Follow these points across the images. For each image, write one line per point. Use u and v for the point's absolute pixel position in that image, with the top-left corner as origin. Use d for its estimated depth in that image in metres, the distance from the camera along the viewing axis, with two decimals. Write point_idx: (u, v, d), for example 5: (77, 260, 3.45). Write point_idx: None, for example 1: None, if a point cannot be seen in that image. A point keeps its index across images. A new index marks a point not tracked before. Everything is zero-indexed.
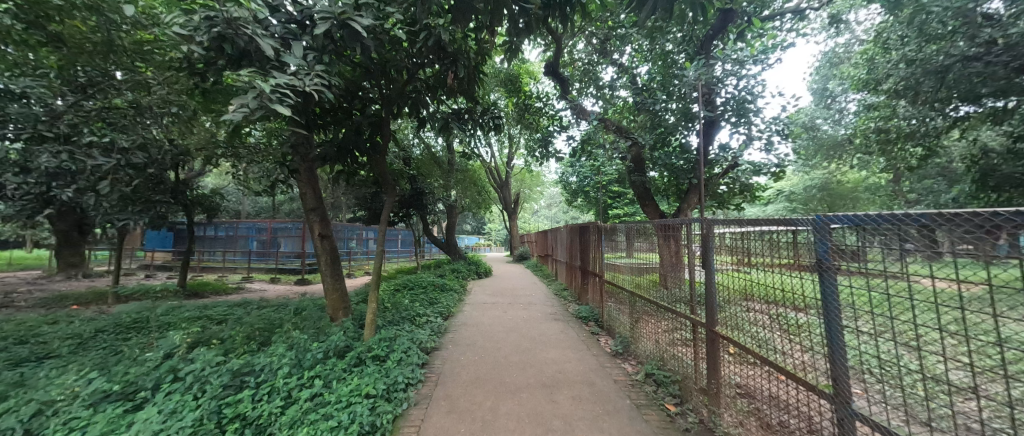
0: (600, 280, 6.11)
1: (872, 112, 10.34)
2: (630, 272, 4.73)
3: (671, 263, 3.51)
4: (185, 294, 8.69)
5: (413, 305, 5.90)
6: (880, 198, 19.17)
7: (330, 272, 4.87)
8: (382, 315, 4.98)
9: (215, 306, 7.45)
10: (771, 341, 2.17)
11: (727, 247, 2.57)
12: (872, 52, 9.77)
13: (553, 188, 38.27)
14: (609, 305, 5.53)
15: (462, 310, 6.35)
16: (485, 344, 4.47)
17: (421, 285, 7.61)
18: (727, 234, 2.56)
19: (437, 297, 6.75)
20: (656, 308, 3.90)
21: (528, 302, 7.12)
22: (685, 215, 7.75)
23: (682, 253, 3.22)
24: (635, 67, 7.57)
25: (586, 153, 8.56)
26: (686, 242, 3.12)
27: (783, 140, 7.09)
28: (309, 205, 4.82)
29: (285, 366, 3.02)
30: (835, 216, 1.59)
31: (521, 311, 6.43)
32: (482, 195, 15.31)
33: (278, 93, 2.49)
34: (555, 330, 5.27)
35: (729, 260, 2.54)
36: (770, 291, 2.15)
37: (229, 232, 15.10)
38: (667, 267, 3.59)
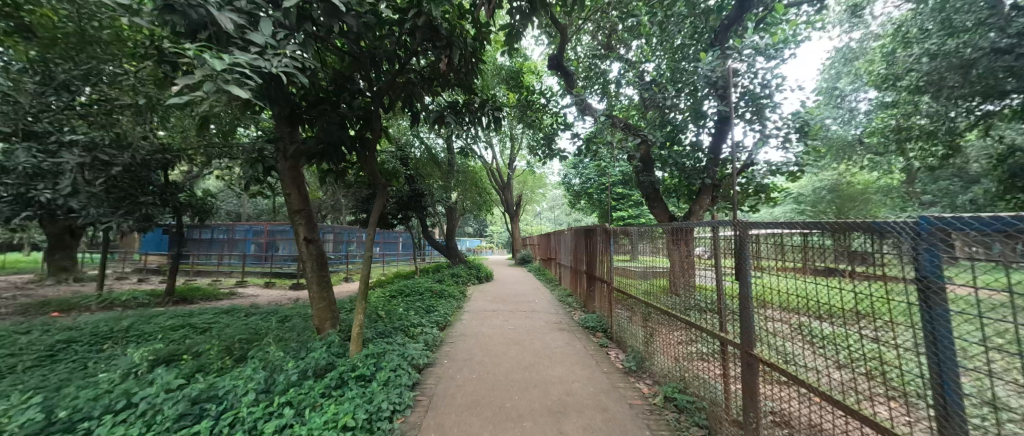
0: (608, 286, 5.69)
1: (889, 109, 9.93)
2: (640, 280, 4.33)
3: (690, 271, 3.08)
4: (173, 300, 8.34)
5: (408, 314, 5.52)
6: (893, 200, 18.63)
7: (316, 279, 4.49)
8: (372, 326, 4.60)
9: (202, 313, 7.09)
10: (830, 375, 1.73)
11: (765, 253, 2.15)
12: (890, 46, 9.34)
13: (555, 190, 37.83)
14: (618, 314, 5.12)
15: (461, 318, 5.96)
16: (484, 360, 4.04)
17: (419, 291, 7.24)
18: (764, 237, 2.14)
19: (434, 304, 6.37)
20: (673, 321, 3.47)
21: (532, 310, 6.71)
22: (697, 218, 7.31)
23: (708, 259, 2.79)
24: (643, 61, 7.21)
25: (591, 152, 8.17)
26: (715, 247, 2.69)
27: (802, 138, 6.65)
28: (294, 207, 4.42)
29: (251, 391, 2.63)
30: (953, 221, 1.08)
31: (523, 319, 6.02)
32: (483, 197, 14.92)
33: (236, 74, 2.12)
34: (560, 342, 4.85)
35: (769, 270, 2.13)
36: (831, 313, 1.66)
37: (226, 235, 14.80)
38: (685, 276, 3.16)
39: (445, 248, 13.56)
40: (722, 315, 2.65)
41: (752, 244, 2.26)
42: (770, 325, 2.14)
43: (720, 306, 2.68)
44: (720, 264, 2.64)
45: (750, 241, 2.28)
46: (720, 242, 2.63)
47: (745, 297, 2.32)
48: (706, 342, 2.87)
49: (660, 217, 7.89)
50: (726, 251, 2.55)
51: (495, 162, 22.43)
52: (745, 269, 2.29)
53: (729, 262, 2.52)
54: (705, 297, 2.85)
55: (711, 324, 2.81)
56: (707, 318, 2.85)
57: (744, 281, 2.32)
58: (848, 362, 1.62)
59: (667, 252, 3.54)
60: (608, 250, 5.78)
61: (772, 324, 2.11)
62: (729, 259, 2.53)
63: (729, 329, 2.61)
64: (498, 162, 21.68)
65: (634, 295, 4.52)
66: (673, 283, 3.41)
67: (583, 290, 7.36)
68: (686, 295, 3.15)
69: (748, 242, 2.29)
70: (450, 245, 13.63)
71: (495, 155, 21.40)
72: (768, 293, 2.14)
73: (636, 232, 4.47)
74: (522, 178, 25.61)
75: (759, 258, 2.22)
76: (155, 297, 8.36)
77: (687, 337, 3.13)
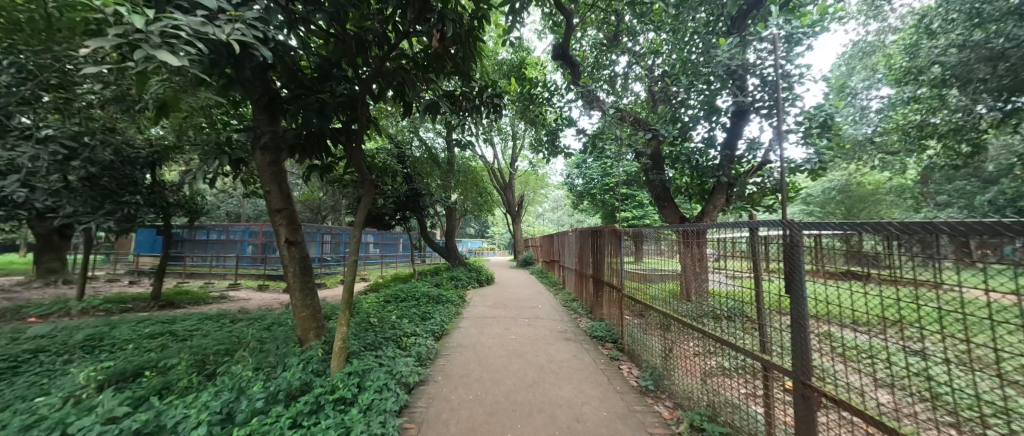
0: (618, 293, 5.25)
1: (907, 105, 9.49)
2: (654, 286, 3.93)
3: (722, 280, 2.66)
4: (159, 304, 7.95)
5: (401, 322, 5.10)
6: (906, 201, 18.06)
7: (298, 285, 4.09)
8: (360, 338, 4.17)
9: (186, 319, 6.71)
10: (939, 429, 1.30)
11: (827, 259, 1.70)
12: (910, 39, 8.91)
13: (557, 191, 37.51)
14: (630, 323, 4.68)
15: (458, 326, 5.54)
16: (482, 376, 3.64)
17: (415, 296, 6.85)
18: (824, 238, 1.70)
19: (430, 311, 5.95)
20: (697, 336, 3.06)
21: (536, 316, 6.31)
22: (711, 218, 6.86)
23: (745, 268, 2.37)
24: (653, 52, 6.82)
25: (597, 149, 7.76)
26: (754, 253, 2.27)
27: (825, 132, 6.20)
28: (275, 208, 4.03)
29: (204, 423, 2.22)
30: None
31: (526, 328, 5.59)
32: (484, 197, 14.58)
33: (172, 40, 1.74)
34: (566, 355, 4.42)
35: (831, 279, 1.69)
36: (945, 346, 1.23)
37: (221, 236, 14.46)
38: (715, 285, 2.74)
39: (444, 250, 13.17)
40: (753, 328, 2.31)
41: (808, 247, 1.82)
42: (837, 352, 1.70)
43: (754, 318, 2.31)
44: (753, 267, 2.30)
45: (803, 243, 1.84)
46: (760, 244, 2.23)
47: (797, 313, 1.89)
48: (733, 358, 2.55)
49: (670, 218, 7.43)
50: (767, 255, 2.14)
51: (496, 162, 22.02)
52: (798, 276, 1.87)
53: (768, 266, 2.16)
54: (734, 302, 2.55)
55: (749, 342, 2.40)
56: (739, 333, 2.49)
57: (795, 292, 1.91)
58: (969, 414, 1.18)
59: (680, 254, 3.26)
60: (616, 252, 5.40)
61: (842, 350, 1.66)
62: (772, 264, 2.11)
63: (772, 351, 2.20)
64: (499, 162, 21.27)
65: (647, 301, 4.12)
66: (689, 288, 3.12)
67: (589, 295, 6.93)
68: (707, 302, 2.85)
69: (801, 244, 1.85)
70: (450, 247, 13.23)
71: (496, 155, 21.00)
72: (833, 310, 1.70)
73: (650, 233, 4.04)
74: (524, 178, 25.27)
75: (819, 264, 1.77)
76: (140, 302, 7.99)
77: (710, 349, 2.83)
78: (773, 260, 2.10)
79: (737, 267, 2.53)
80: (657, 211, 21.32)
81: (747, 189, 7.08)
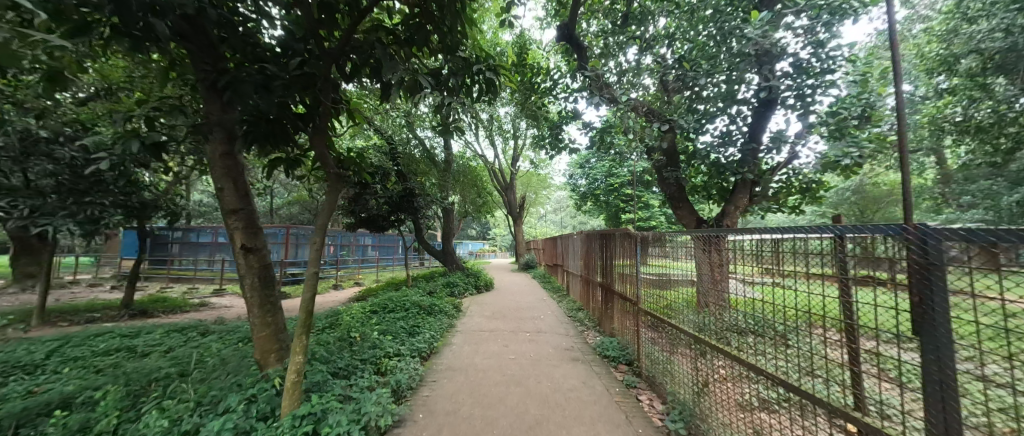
0: (632, 305, 4.60)
1: (939, 99, 8.78)
2: (678, 300, 3.38)
3: (788, 308, 2.04)
4: (129, 314, 7.35)
5: (384, 339, 4.46)
6: (924, 202, 17.22)
7: (258, 301, 3.46)
8: (331, 362, 3.54)
9: (153, 331, 6.11)
10: None
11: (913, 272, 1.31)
12: (942, 26, 8.25)
13: (560, 193, 36.84)
14: (649, 344, 4.04)
15: (451, 343, 4.91)
16: (474, 405, 3.12)
17: (404, 305, 6.22)
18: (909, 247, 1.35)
19: (420, 324, 5.32)
20: (744, 372, 2.45)
21: (538, 328, 5.75)
22: (732, 220, 6.16)
23: (824, 296, 1.73)
24: (666, 37, 6.16)
25: (604, 144, 7.13)
26: (851, 272, 1.61)
27: (864, 124, 5.50)
28: (229, 208, 3.39)
29: None
30: None
31: (527, 344, 4.94)
32: (483, 198, 13.98)
33: None
34: (574, 381, 3.74)
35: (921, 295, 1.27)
36: None
37: (211, 238, 13.93)
38: (777, 309, 2.14)
39: (441, 253, 12.52)
40: (785, 347, 2.07)
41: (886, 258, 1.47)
42: None
43: (788, 333, 2.05)
44: (775, 273, 2.20)
45: (882, 252, 1.48)
46: (802, 252, 1.95)
47: (930, 363, 1.23)
48: (769, 388, 2.21)
49: (685, 220, 6.73)
50: (802, 260, 1.95)
51: (496, 161, 21.27)
52: (938, 307, 1.18)
53: (785, 270, 2.12)
54: (756, 314, 2.39)
55: (816, 385, 1.87)
56: (771, 355, 2.21)
57: (921, 328, 1.27)
58: None
59: (694, 260, 3.13)
60: (628, 257, 4.85)
61: (994, 420, 1.04)
62: (813, 273, 1.86)
63: (871, 409, 1.58)
64: (500, 161, 20.67)
65: (669, 318, 3.57)
66: (707, 300, 2.91)
67: (597, 304, 6.32)
68: (729, 314, 2.62)
69: (875, 253, 1.51)
70: (446, 251, 12.57)
71: (496, 154, 20.26)
72: (996, 360, 1.05)
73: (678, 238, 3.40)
74: (526, 179, 24.70)
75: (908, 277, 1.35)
76: (109, 310, 7.39)
77: (737, 375, 2.52)
78: (814, 269, 1.85)
79: (753, 271, 2.41)
80: (663, 213, 20.48)
81: (771, 188, 6.37)
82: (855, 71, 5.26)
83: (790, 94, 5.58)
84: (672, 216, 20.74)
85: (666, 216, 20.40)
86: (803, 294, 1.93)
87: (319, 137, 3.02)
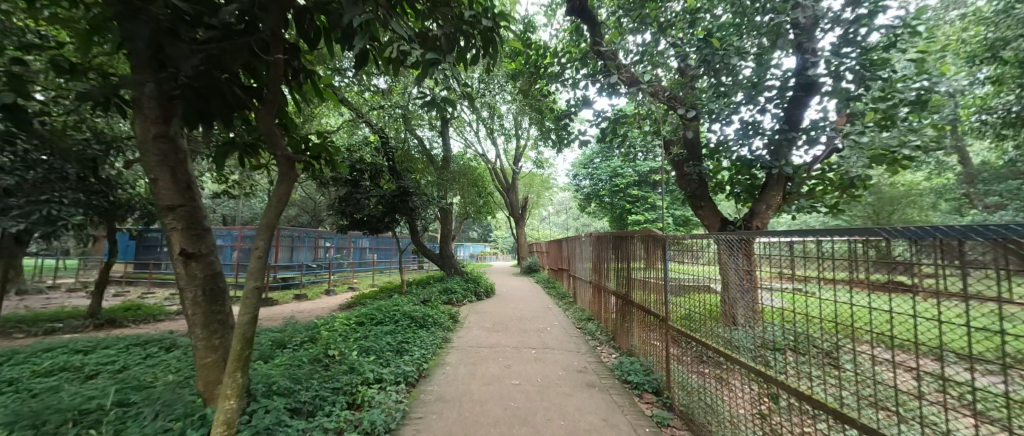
0: (649, 315, 4.16)
1: (983, 89, 7.98)
2: (706, 313, 3.02)
3: (853, 330, 1.67)
4: (94, 323, 6.68)
5: (363, 360, 3.77)
6: (945, 203, 16.35)
7: (202, 318, 2.79)
8: (292, 396, 2.85)
9: (111, 345, 5.43)
10: None
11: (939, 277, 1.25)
12: (986, 10, 7.50)
13: (562, 193, 36.13)
14: (678, 367, 3.41)
15: (446, 362, 4.22)
16: (480, 421, 2.93)
17: (394, 316, 5.54)
18: (927, 249, 1.30)
19: (410, 340, 4.63)
20: (802, 410, 1.99)
21: (542, 344, 5.04)
22: (763, 220, 5.44)
23: (889, 311, 1.49)
24: (689, 15, 5.48)
25: (617, 136, 6.43)
26: (904, 275, 1.44)
27: (921, 111, 4.73)
28: (166, 204, 2.71)
29: None
30: None
31: (534, 365, 4.23)
32: (483, 198, 13.28)
33: None
34: (593, 418, 3.03)
35: (950, 302, 1.22)
36: None
37: None
38: (841, 333, 1.76)
39: (439, 256, 11.80)
40: (832, 369, 1.81)
41: (904, 260, 1.42)
42: None
43: (833, 351, 1.80)
44: (794, 278, 2.11)
45: (901, 254, 1.41)
46: (821, 254, 1.90)
47: None
48: (836, 430, 1.79)
49: (708, 221, 6.05)
50: (814, 268, 1.96)
51: (497, 161, 20.58)
52: None
53: (801, 275, 2.08)
54: (787, 327, 2.15)
55: (886, 422, 1.50)
56: (820, 379, 1.90)
57: None
58: None
59: (719, 264, 2.87)
60: (647, 262, 4.33)
61: None
62: (842, 278, 1.76)
63: None
64: (501, 161, 20.01)
65: (696, 333, 3.14)
66: (739, 314, 2.58)
67: (611, 315, 5.69)
68: (762, 329, 2.33)
69: (891, 257, 1.46)
70: (444, 254, 11.85)
71: (498, 154, 19.58)
72: None
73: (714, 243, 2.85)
74: (528, 179, 24.06)
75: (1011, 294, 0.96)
76: (73, 320, 6.72)
77: (783, 404, 2.14)
78: (826, 274, 1.87)
79: (775, 277, 2.28)
80: (671, 215, 19.66)
81: (806, 184, 5.63)
82: (914, 49, 4.51)
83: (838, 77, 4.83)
84: (679, 218, 19.96)
85: (673, 218, 19.63)
86: (827, 302, 1.86)
87: (267, 108, 2.29)
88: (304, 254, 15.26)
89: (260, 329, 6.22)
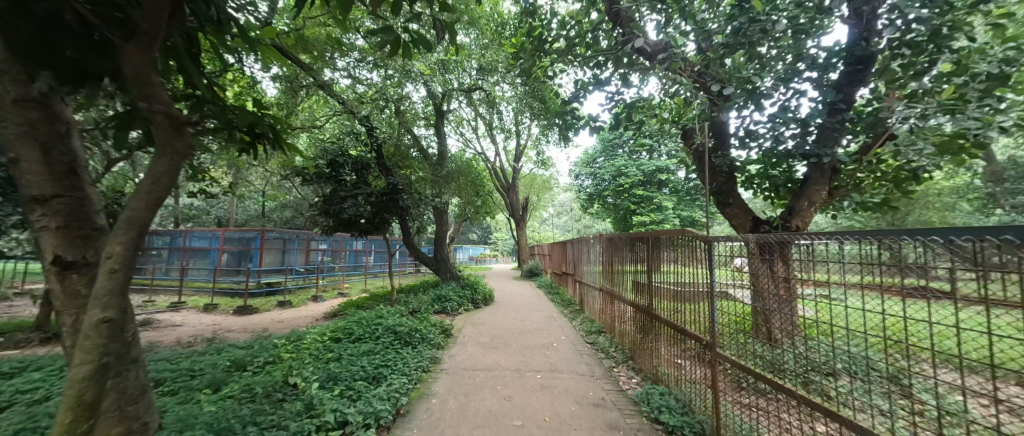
0: (674, 330, 3.64)
1: None
2: (730, 327, 2.76)
3: (948, 365, 1.31)
4: (41, 338, 5.92)
5: (323, 392, 3.06)
6: (968, 203, 15.37)
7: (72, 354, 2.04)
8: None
9: (47, 365, 4.68)
10: None
11: (953, 282, 1.25)
12: None
13: (563, 194, 35.45)
14: (725, 405, 2.77)
15: (431, 387, 3.56)
16: None
17: (376, 330, 4.80)
18: (940, 252, 1.29)
19: (390, 362, 3.90)
20: None
21: (549, 363, 4.35)
22: (804, 220, 4.68)
23: (937, 325, 1.32)
24: None
25: (630, 125, 5.70)
26: (917, 280, 1.40)
27: (1010, 86, 3.84)
28: (34, 194, 1.94)
29: None
30: None
31: (537, 392, 3.54)
32: (481, 196, 12.55)
33: None
34: None
35: (969, 310, 1.18)
36: None
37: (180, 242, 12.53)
38: (945, 369, 1.32)
39: (433, 260, 11.00)
40: (902, 401, 1.50)
41: (914, 262, 1.40)
42: None
43: (897, 375, 1.54)
44: (816, 283, 1.95)
45: (912, 257, 1.41)
46: (836, 258, 1.81)
47: None
48: None
49: (737, 220, 5.26)
50: (832, 271, 1.84)
51: (497, 160, 19.80)
52: None
53: (818, 277, 1.94)
54: (829, 344, 1.90)
55: None
56: (895, 417, 1.55)
57: None
58: None
59: (751, 272, 2.53)
60: (673, 268, 3.72)
61: None
62: (851, 281, 1.71)
63: None
64: (501, 160, 19.37)
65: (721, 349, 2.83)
66: (774, 331, 2.29)
67: (629, 329, 4.95)
68: (805, 348, 2.07)
69: (903, 259, 1.44)
70: (439, 257, 11.01)
71: (497, 152, 18.97)
72: None
73: (775, 243, 2.24)
74: (528, 179, 23.51)
75: None
76: (18, 333, 5.97)
77: None
78: (839, 275, 1.79)
79: (802, 281, 2.05)
80: (678, 215, 18.78)
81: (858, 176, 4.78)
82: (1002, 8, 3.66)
83: (904, 47, 3.98)
84: (687, 219, 19.04)
85: (680, 219, 18.74)
86: (854, 311, 1.70)
87: (139, 49, 1.52)
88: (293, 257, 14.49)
89: (225, 345, 5.48)
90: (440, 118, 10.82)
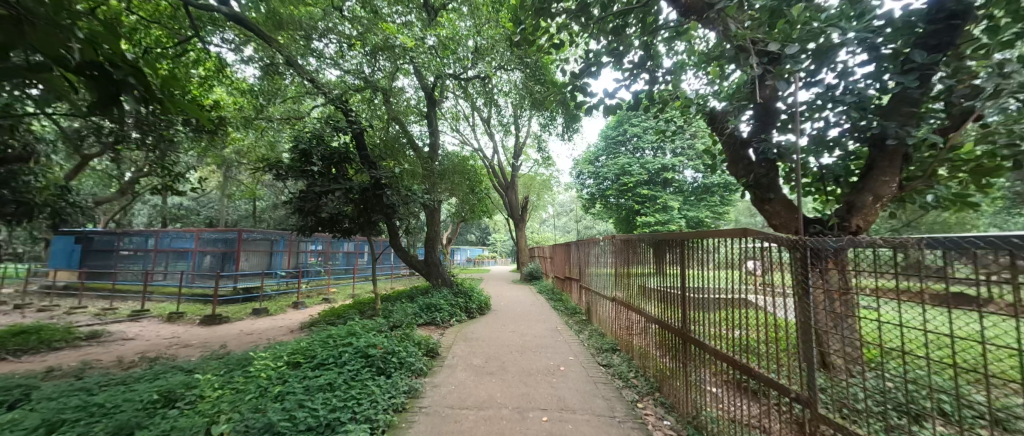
0: (709, 354, 2.99)
1: None
2: (762, 342, 2.43)
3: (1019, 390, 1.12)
4: None
5: None
6: None
7: None
8: None
9: None
10: None
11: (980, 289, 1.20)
12: None
13: (563, 196, 34.34)
14: None
15: (415, 421, 2.95)
16: None
17: (344, 353, 3.91)
18: (959, 256, 1.27)
19: (356, 398, 3.05)
20: None
21: (552, 394, 3.56)
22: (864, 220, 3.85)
23: (976, 335, 1.21)
24: None
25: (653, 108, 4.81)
26: (940, 285, 1.32)
27: None
28: None
29: None
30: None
31: (542, 422, 2.98)
32: (477, 195, 11.66)
33: None
34: None
35: (1004, 317, 1.14)
36: None
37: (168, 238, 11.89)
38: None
39: (423, 264, 10.10)
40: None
41: (932, 267, 1.36)
42: None
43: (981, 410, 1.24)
44: (847, 293, 1.72)
45: (928, 261, 1.36)
46: (860, 265, 1.67)
47: None
48: None
49: (780, 220, 4.40)
50: (864, 276, 1.64)
51: (495, 158, 18.94)
52: None
53: (846, 284, 1.74)
54: (885, 369, 1.55)
55: None
56: None
57: None
58: None
59: (789, 281, 2.14)
60: (704, 276, 3.10)
61: None
62: (875, 289, 1.60)
63: None
64: (499, 158, 18.53)
65: (749, 363, 2.53)
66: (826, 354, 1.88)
67: (647, 348, 4.24)
68: (871, 378, 1.62)
69: (917, 263, 1.40)
70: (431, 261, 10.11)
71: (495, 150, 18.14)
72: None
73: (845, 246, 1.68)
74: (527, 180, 22.68)
75: None
76: None
77: None
78: (864, 282, 1.64)
79: (834, 287, 1.82)
80: (684, 217, 17.66)
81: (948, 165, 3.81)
82: None
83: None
84: (693, 221, 17.94)
85: (686, 219, 17.84)
86: (893, 326, 1.51)
87: None
88: (277, 260, 13.64)
89: (168, 368, 4.59)
90: (432, 109, 9.96)
